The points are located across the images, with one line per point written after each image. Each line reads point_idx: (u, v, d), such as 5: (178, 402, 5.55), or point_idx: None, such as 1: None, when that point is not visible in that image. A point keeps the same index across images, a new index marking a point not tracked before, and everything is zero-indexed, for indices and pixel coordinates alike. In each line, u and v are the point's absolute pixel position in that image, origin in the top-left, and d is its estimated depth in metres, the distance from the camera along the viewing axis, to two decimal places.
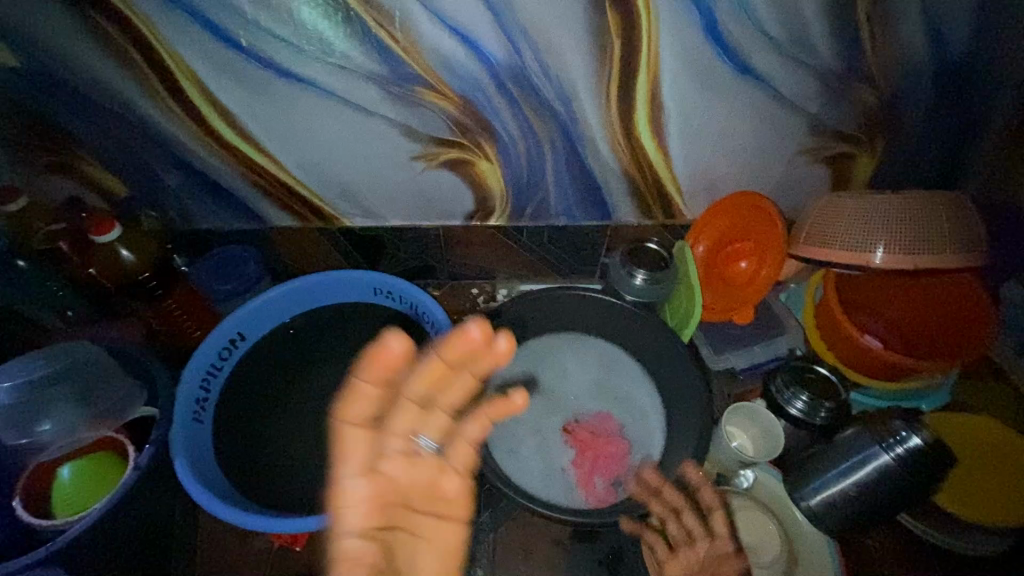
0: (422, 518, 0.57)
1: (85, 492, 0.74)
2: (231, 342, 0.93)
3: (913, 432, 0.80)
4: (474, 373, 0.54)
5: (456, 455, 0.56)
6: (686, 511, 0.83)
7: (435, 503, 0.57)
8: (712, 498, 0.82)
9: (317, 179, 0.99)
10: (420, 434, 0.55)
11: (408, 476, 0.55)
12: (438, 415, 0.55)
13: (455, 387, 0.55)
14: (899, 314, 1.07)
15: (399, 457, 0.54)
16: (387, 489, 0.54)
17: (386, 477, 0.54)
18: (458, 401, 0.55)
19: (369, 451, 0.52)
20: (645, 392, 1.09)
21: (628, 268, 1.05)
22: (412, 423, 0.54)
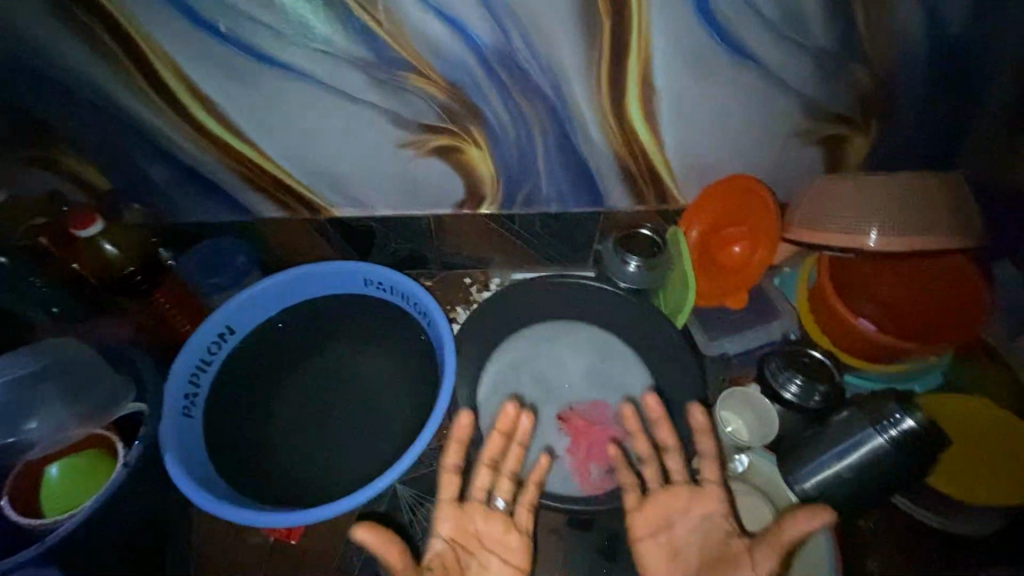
0: (491, 559, 0.75)
1: (74, 492, 0.83)
2: (221, 335, 0.95)
3: (906, 415, 0.79)
4: (521, 444, 0.83)
5: (522, 509, 0.79)
6: (676, 461, 0.80)
7: (501, 546, 0.76)
8: (713, 452, 0.78)
9: (304, 169, 0.99)
10: (495, 497, 0.79)
11: (490, 529, 0.77)
12: (505, 478, 0.80)
13: (510, 455, 0.82)
14: (895, 295, 1.01)
15: (483, 514, 0.77)
16: (473, 538, 0.76)
17: (475, 530, 0.76)
18: (514, 466, 0.81)
19: (467, 508, 0.78)
20: (640, 381, 1.03)
21: (622, 255, 1.02)
22: (488, 485, 0.80)
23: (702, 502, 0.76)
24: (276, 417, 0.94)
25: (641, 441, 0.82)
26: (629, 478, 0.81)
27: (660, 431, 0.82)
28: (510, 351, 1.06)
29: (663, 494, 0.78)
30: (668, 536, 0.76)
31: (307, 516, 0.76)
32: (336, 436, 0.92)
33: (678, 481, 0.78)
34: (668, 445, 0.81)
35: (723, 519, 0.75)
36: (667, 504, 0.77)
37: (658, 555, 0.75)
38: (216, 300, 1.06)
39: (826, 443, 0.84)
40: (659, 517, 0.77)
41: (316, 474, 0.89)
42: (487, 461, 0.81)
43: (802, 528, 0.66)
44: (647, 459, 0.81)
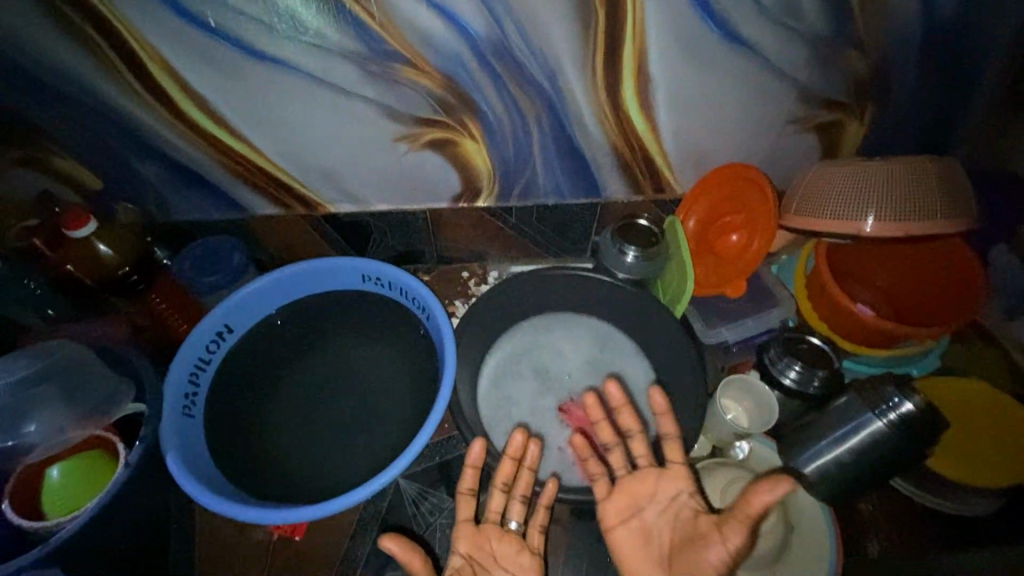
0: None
1: (74, 492, 0.82)
2: (219, 333, 0.95)
3: (905, 398, 0.80)
4: (529, 468, 0.86)
5: (534, 531, 0.83)
6: (641, 445, 0.82)
7: (516, 565, 0.79)
8: (674, 432, 0.79)
9: (299, 165, 0.98)
10: (508, 519, 0.84)
11: (504, 550, 0.80)
12: (516, 501, 0.84)
13: (521, 479, 0.86)
14: (894, 283, 1.02)
15: (498, 536, 0.81)
16: (490, 558, 0.79)
17: (491, 550, 0.80)
18: (525, 489, 0.85)
19: (484, 530, 0.82)
20: (640, 372, 1.05)
21: (619, 245, 1.02)
22: (502, 508, 0.84)
23: (670, 483, 0.76)
24: (277, 414, 0.93)
25: (608, 429, 0.87)
26: (597, 467, 0.84)
27: (624, 419, 0.86)
28: (510, 345, 1.07)
29: (632, 480, 0.79)
30: (638, 521, 0.75)
31: (308, 513, 0.76)
32: (337, 431, 0.92)
33: (644, 464, 0.80)
34: (632, 430, 0.84)
35: (689, 499, 0.73)
36: (635, 490, 0.77)
37: (629, 539, 0.75)
38: (213, 299, 1.05)
39: (825, 428, 0.85)
40: (629, 504, 0.77)
41: (319, 470, 0.89)
42: (500, 485, 0.85)
43: (765, 498, 0.60)
44: (614, 446, 0.85)
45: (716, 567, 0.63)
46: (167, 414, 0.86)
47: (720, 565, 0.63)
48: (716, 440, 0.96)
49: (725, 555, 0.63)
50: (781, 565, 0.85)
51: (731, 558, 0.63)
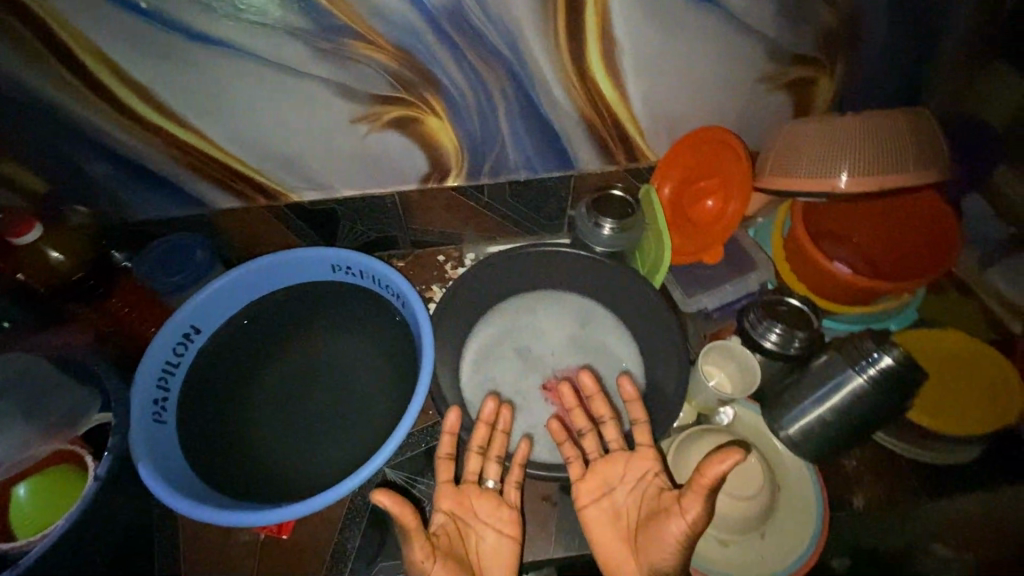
0: (488, 531, 0.83)
1: (42, 511, 0.80)
2: (186, 335, 0.91)
3: (884, 353, 0.80)
4: (503, 430, 0.88)
5: (510, 487, 0.86)
6: (612, 429, 0.87)
7: (496, 520, 0.84)
8: (641, 417, 0.86)
9: (255, 154, 0.94)
10: (485, 479, 0.86)
11: (483, 507, 0.84)
12: (492, 462, 0.87)
13: (495, 442, 0.88)
14: (878, 237, 1.01)
15: (478, 494, 0.85)
16: (470, 515, 0.84)
17: (472, 508, 0.84)
18: (500, 450, 0.87)
19: (464, 491, 0.85)
20: (623, 344, 1.04)
21: (594, 218, 0.99)
22: (479, 469, 0.86)
23: (639, 464, 0.83)
24: (255, 413, 0.91)
25: (581, 415, 0.90)
26: (571, 450, 0.87)
27: (595, 405, 0.90)
28: (491, 326, 1.06)
29: (602, 464, 0.85)
30: (608, 501, 0.83)
31: (288, 512, 0.74)
32: (318, 426, 0.90)
33: (615, 449, 0.86)
34: (603, 416, 0.89)
35: (655, 477, 0.81)
36: (608, 471, 0.84)
37: (600, 516, 0.82)
38: (179, 300, 1.01)
39: (807, 386, 0.85)
40: (601, 483, 0.84)
41: (304, 465, 0.87)
42: (475, 449, 0.87)
43: (719, 469, 0.65)
44: (587, 431, 0.89)
45: (677, 536, 0.70)
46: (135, 422, 0.82)
47: (680, 535, 0.70)
48: (700, 408, 0.96)
49: (685, 526, 0.69)
50: (768, 525, 0.86)
51: (690, 528, 0.69)
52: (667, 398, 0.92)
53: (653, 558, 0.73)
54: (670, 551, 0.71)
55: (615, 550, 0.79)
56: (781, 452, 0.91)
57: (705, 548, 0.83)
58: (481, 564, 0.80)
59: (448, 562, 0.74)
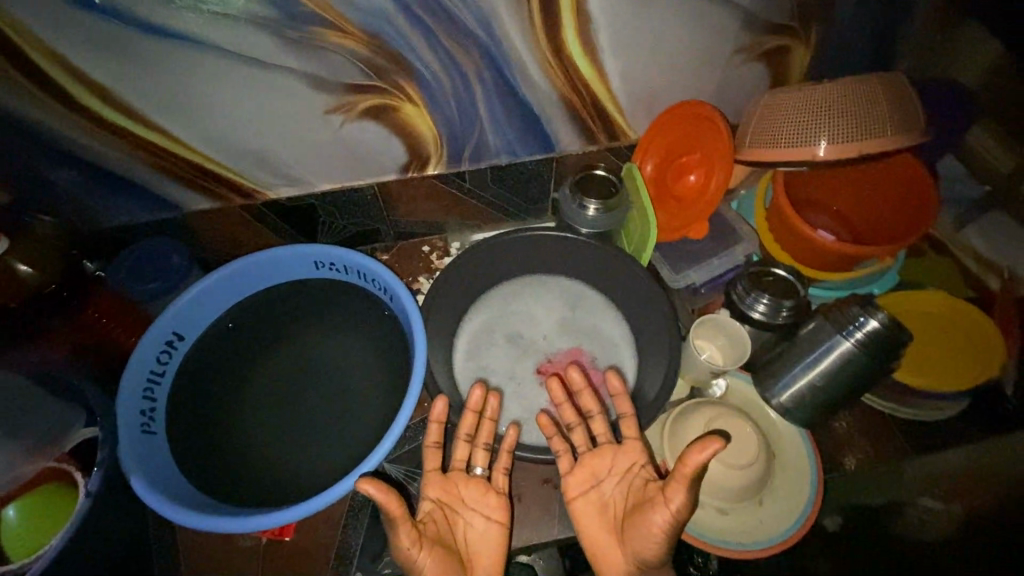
0: (476, 518, 0.83)
1: (35, 532, 0.77)
2: (169, 342, 0.89)
3: (870, 316, 0.81)
4: (490, 418, 0.88)
5: (498, 473, 0.87)
6: (600, 424, 0.88)
7: (483, 506, 0.84)
8: (629, 411, 0.86)
9: (226, 151, 0.90)
10: (473, 466, 0.87)
11: (470, 493, 0.85)
12: (480, 449, 0.87)
13: (482, 430, 0.88)
14: (857, 202, 1.03)
15: (465, 482, 0.85)
16: (457, 501, 0.84)
17: (460, 495, 0.84)
18: (488, 437, 0.88)
19: (451, 478, 0.85)
20: (613, 324, 1.05)
21: (578, 200, 0.99)
22: (467, 456, 0.87)
23: (627, 457, 0.84)
24: (247, 417, 0.90)
25: (569, 410, 0.90)
26: (560, 444, 0.87)
27: (584, 400, 0.91)
28: (482, 314, 1.06)
29: (590, 457, 0.86)
30: (596, 493, 0.84)
31: (291, 514, 0.74)
32: (314, 425, 0.89)
33: (603, 442, 0.86)
34: (592, 411, 0.89)
35: (641, 470, 0.82)
36: (597, 464, 0.85)
37: (588, 508, 0.83)
38: (158, 307, 0.98)
39: (796, 355, 0.87)
40: (589, 476, 0.85)
41: (301, 467, 0.86)
42: (464, 437, 0.87)
43: (697, 459, 0.67)
44: (576, 425, 0.89)
45: (660, 526, 0.71)
46: (123, 435, 0.80)
47: (665, 524, 0.71)
48: (694, 381, 0.96)
49: (669, 516, 0.71)
50: (765, 492, 0.87)
51: (675, 516, 0.70)
52: (661, 374, 0.93)
53: (639, 548, 0.74)
54: (656, 540, 0.72)
55: (602, 542, 0.80)
56: (774, 420, 0.93)
57: (705, 519, 0.85)
58: (470, 551, 0.81)
59: (435, 549, 0.75)
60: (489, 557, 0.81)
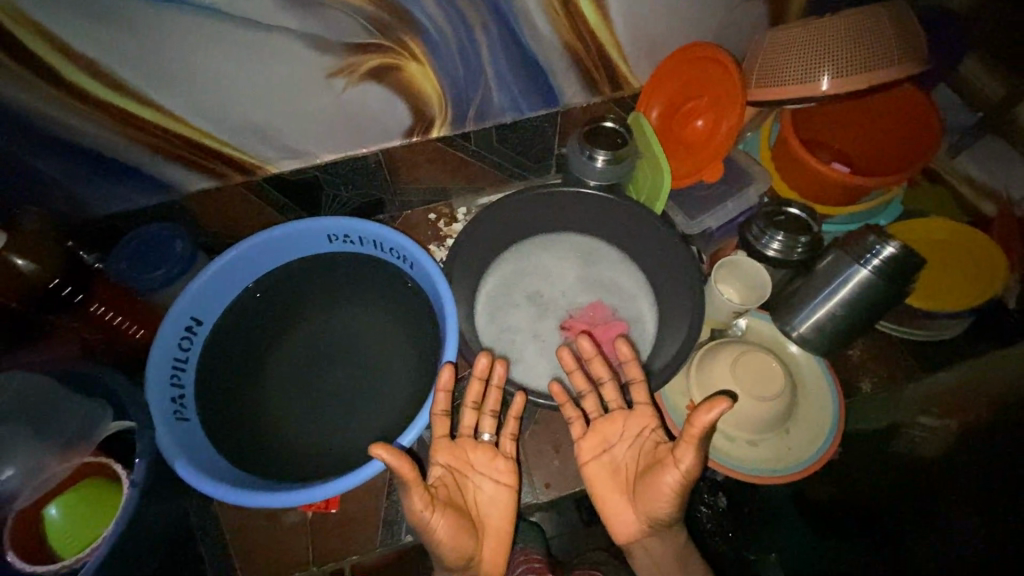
0: (485, 481, 0.83)
1: (81, 527, 0.76)
2: (189, 328, 0.86)
3: (887, 243, 0.84)
4: (497, 385, 0.87)
5: (506, 439, 0.85)
6: (611, 390, 0.86)
7: (492, 471, 0.84)
8: (639, 376, 0.85)
9: (222, 125, 0.86)
10: (480, 432, 0.86)
11: (480, 459, 0.84)
12: (487, 415, 0.86)
13: (489, 398, 0.86)
14: (861, 139, 1.04)
15: (473, 447, 0.84)
16: (467, 466, 0.83)
17: (468, 460, 0.83)
18: (495, 405, 0.86)
19: (459, 444, 0.84)
20: (629, 275, 1.06)
21: (587, 151, 0.98)
22: (474, 423, 0.86)
23: (638, 420, 0.83)
24: (276, 397, 0.88)
25: (580, 378, 0.87)
26: (574, 411, 0.86)
27: (594, 367, 0.88)
28: (498, 276, 1.06)
29: (605, 422, 0.85)
30: (609, 456, 0.83)
31: (340, 486, 0.73)
32: (346, 399, 0.89)
33: (615, 408, 0.85)
34: (603, 378, 0.87)
35: (652, 433, 0.82)
36: (606, 430, 0.84)
37: (601, 472, 0.83)
38: (166, 295, 0.95)
39: (813, 289, 0.90)
40: (601, 441, 0.84)
41: (339, 442, 0.86)
42: (469, 404, 0.86)
43: (707, 418, 0.68)
44: (587, 393, 0.87)
45: (672, 486, 0.73)
46: (159, 424, 0.78)
47: (676, 483, 0.73)
48: (715, 323, 0.98)
49: (680, 475, 0.72)
50: (791, 421, 0.92)
51: (686, 475, 0.72)
52: (685, 319, 0.95)
53: (652, 508, 0.75)
54: (667, 499, 0.74)
55: (614, 502, 0.81)
56: (795, 353, 0.97)
57: (738, 452, 0.88)
58: (480, 513, 0.80)
59: (447, 511, 0.74)
60: (499, 518, 0.81)
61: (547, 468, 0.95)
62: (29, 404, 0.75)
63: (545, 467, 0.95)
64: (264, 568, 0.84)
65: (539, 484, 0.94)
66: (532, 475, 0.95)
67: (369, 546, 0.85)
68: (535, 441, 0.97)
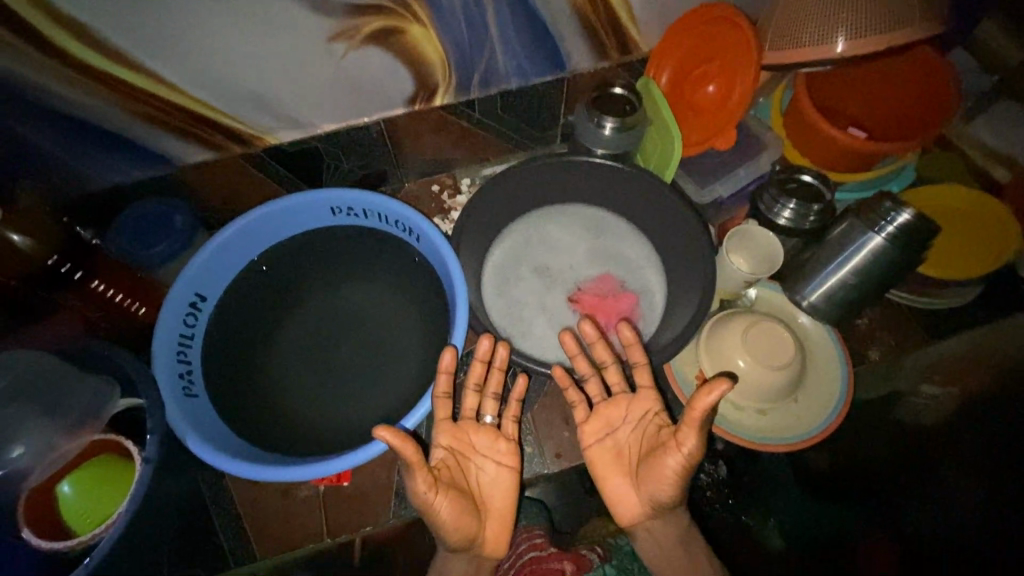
0: (487, 463, 0.83)
1: (96, 506, 0.75)
2: (193, 304, 0.85)
3: (902, 209, 0.83)
4: (500, 368, 0.86)
5: (508, 421, 0.86)
6: (615, 374, 0.86)
7: (494, 453, 0.84)
8: (642, 359, 0.85)
9: (219, 94, 0.82)
10: (484, 414, 0.86)
11: (482, 442, 0.84)
12: (490, 398, 0.86)
13: (491, 381, 0.86)
14: (878, 106, 1.00)
15: (475, 430, 0.84)
16: (469, 448, 0.83)
17: (471, 442, 0.83)
18: (497, 386, 0.86)
19: (461, 427, 0.84)
20: (637, 245, 1.05)
21: (595, 118, 0.96)
22: (476, 405, 0.85)
23: (641, 405, 0.84)
24: (283, 371, 0.88)
25: (583, 361, 0.87)
26: (576, 395, 0.86)
27: (596, 351, 0.87)
28: (505, 249, 1.04)
29: (606, 406, 0.85)
30: (612, 440, 0.84)
31: (348, 462, 0.73)
32: (355, 372, 0.89)
33: (616, 392, 0.85)
34: (606, 362, 0.87)
35: (656, 416, 0.82)
36: (611, 413, 0.85)
37: (604, 455, 0.83)
38: (169, 272, 0.93)
39: (826, 258, 0.88)
40: (603, 425, 0.85)
41: (349, 416, 0.85)
42: (472, 386, 0.85)
43: (708, 400, 0.68)
44: (590, 377, 0.88)
45: (676, 469, 0.73)
46: (168, 401, 0.76)
47: (678, 467, 0.73)
48: (725, 293, 0.97)
49: (682, 459, 0.73)
50: (800, 391, 0.92)
51: (688, 458, 0.72)
52: (695, 290, 0.94)
53: (654, 491, 0.76)
54: (669, 483, 0.74)
55: (615, 485, 0.81)
56: (806, 325, 0.96)
57: (743, 420, 0.89)
58: (482, 494, 0.81)
59: (450, 493, 0.74)
60: (501, 500, 0.81)
61: (557, 439, 0.96)
62: (37, 383, 0.75)
63: (556, 438, 0.96)
64: (279, 539, 0.84)
65: (549, 455, 0.95)
66: (541, 446, 0.96)
67: (381, 518, 0.86)
68: (545, 412, 0.98)
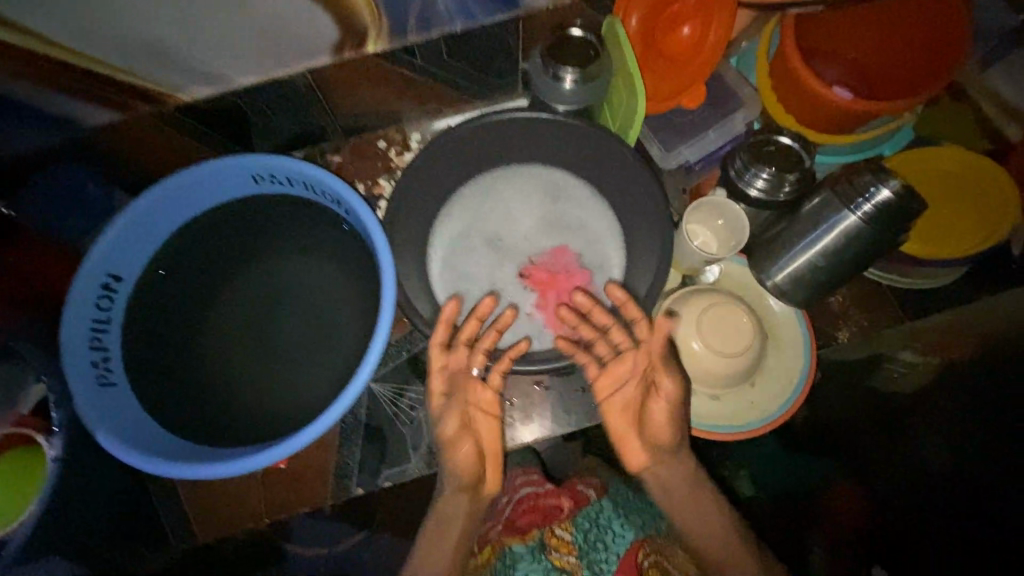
0: (478, 414, 0.84)
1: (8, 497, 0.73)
2: (107, 286, 0.79)
3: (882, 186, 0.74)
4: (497, 325, 0.82)
5: (494, 374, 0.81)
6: (619, 332, 0.81)
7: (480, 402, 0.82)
8: (640, 317, 0.77)
9: (107, 47, 0.71)
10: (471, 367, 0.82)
11: (475, 394, 0.83)
12: (478, 352, 0.81)
13: (490, 335, 0.82)
14: (870, 64, 0.87)
15: (465, 381, 0.82)
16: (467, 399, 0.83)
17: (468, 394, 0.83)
18: (489, 342, 0.82)
19: (455, 380, 0.81)
20: (599, 212, 0.96)
21: (552, 70, 0.84)
22: (465, 359, 0.81)
23: (639, 360, 0.79)
24: (217, 351, 0.84)
25: (586, 327, 0.84)
26: (586, 357, 0.82)
27: (598, 317, 0.83)
28: (453, 218, 0.96)
29: (615, 364, 0.82)
30: (620, 396, 0.83)
31: (295, 443, 0.70)
32: (289, 358, 0.84)
33: (624, 350, 0.81)
34: (607, 323, 0.82)
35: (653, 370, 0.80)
36: (617, 370, 0.82)
37: (614, 409, 0.84)
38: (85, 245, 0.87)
39: (796, 234, 0.80)
40: (611, 382, 0.83)
41: (283, 400, 0.82)
42: (464, 341, 0.81)
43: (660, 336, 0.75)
44: (596, 339, 0.84)
45: (664, 413, 0.79)
46: (79, 394, 0.72)
47: (664, 411, 0.79)
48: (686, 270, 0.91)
49: (664, 403, 0.78)
50: (758, 374, 0.87)
51: (669, 400, 0.78)
52: (652, 270, 0.86)
53: (654, 433, 0.81)
54: (666, 426, 0.79)
55: (623, 432, 0.84)
56: (772, 309, 0.90)
57: (699, 407, 0.85)
58: (482, 438, 0.84)
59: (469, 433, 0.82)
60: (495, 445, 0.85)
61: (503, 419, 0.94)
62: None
63: None
64: (219, 517, 0.86)
65: None
66: None
67: (319, 500, 0.87)
68: None
